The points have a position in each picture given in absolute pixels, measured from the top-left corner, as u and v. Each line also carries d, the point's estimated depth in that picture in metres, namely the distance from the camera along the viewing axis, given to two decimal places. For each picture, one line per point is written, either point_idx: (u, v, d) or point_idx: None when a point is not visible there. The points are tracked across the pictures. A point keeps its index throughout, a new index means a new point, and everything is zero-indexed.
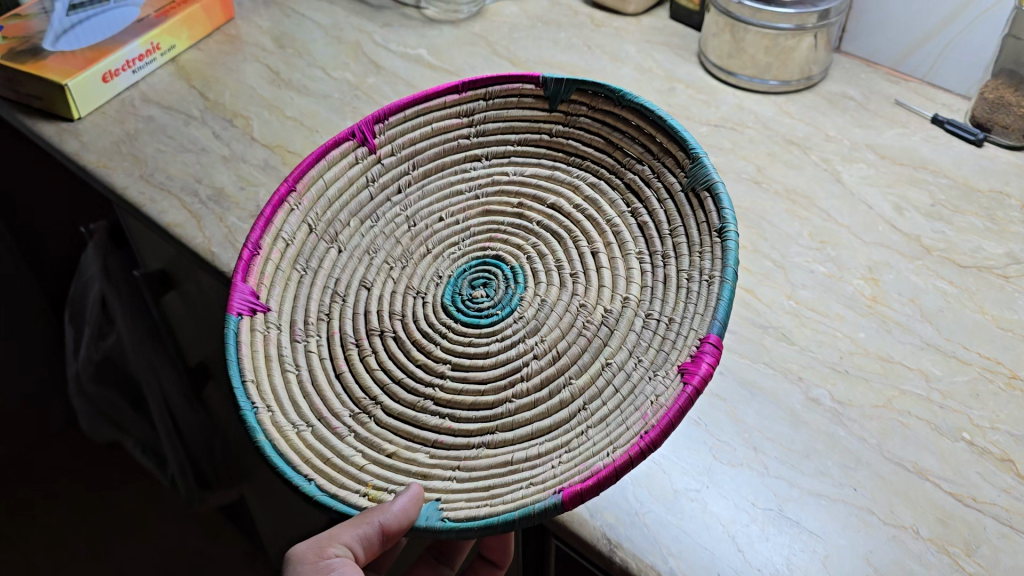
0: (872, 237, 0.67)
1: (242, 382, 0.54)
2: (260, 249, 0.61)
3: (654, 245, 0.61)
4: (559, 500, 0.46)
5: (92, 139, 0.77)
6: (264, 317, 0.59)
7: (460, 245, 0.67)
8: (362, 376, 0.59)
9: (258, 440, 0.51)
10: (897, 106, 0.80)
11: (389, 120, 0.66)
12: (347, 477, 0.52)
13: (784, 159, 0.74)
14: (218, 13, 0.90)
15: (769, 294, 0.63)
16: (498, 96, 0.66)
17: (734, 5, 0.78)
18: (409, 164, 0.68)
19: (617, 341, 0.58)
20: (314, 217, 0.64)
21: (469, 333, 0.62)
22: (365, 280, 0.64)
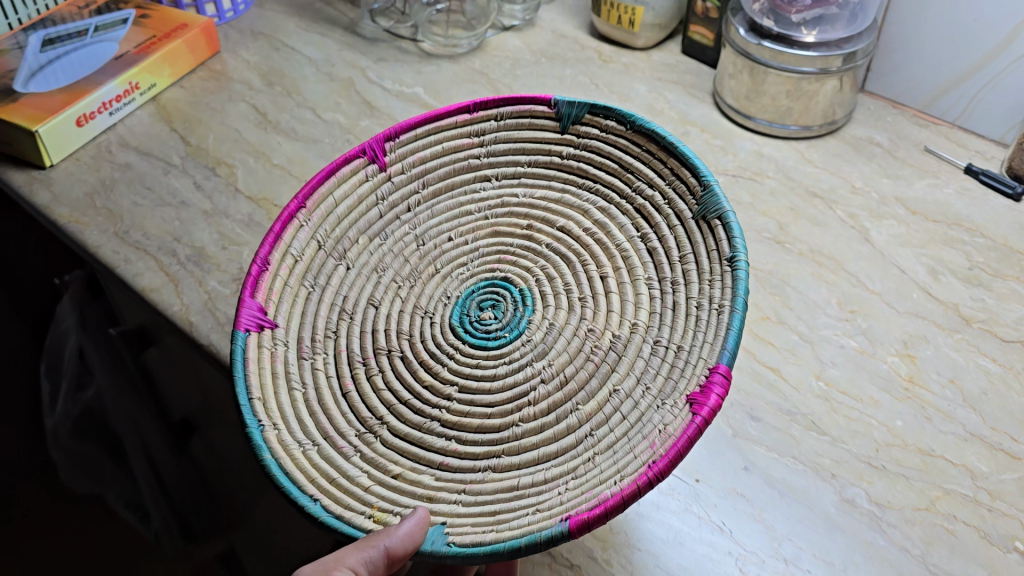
0: (907, 306, 0.62)
1: (247, 396, 0.48)
2: (269, 264, 0.54)
3: (663, 271, 0.54)
4: (565, 529, 0.40)
5: (64, 189, 0.72)
6: (271, 333, 0.52)
7: (468, 265, 0.60)
8: (369, 397, 0.53)
9: (264, 460, 0.45)
10: (927, 153, 0.75)
11: (399, 138, 0.59)
12: (353, 498, 0.46)
13: (808, 216, 0.69)
14: (202, 47, 0.84)
15: (796, 374, 0.58)
16: (509, 116, 0.59)
17: (754, 46, 0.72)
18: (420, 181, 0.61)
19: (625, 366, 0.51)
20: (324, 234, 0.57)
21: (475, 355, 0.55)
22: (373, 297, 0.57)
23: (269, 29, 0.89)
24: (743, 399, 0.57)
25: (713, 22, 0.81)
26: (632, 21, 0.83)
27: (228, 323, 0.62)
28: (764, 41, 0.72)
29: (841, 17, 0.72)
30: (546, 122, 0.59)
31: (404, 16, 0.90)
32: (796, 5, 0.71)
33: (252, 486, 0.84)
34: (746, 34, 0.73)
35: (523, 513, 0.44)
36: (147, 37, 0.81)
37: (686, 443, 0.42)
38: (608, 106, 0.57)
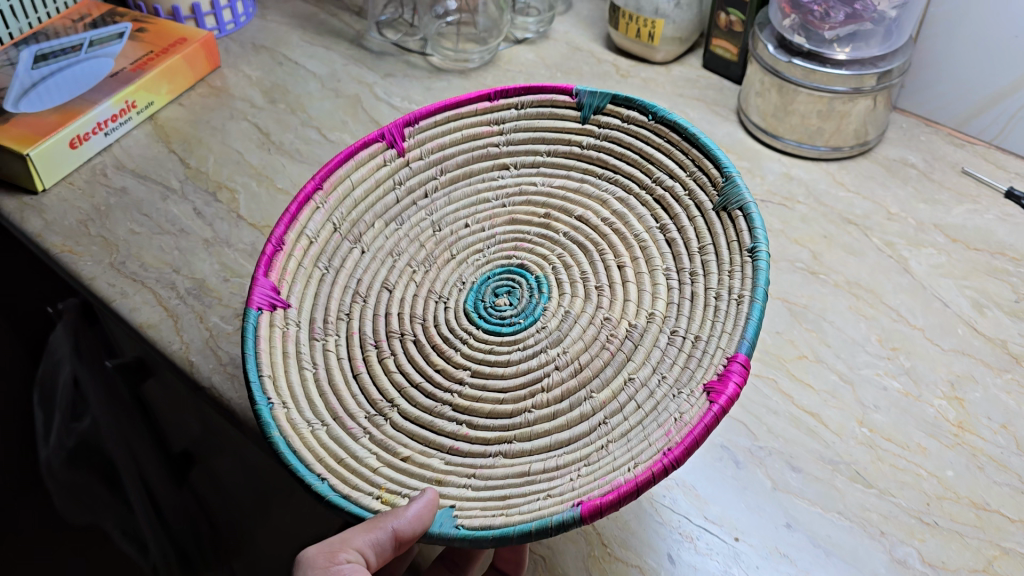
0: (952, 343, 0.59)
1: (257, 373, 0.47)
2: (284, 245, 0.52)
3: (682, 262, 0.52)
4: (577, 514, 0.38)
5: (57, 215, 0.68)
6: (284, 313, 0.51)
7: (484, 252, 0.58)
8: (380, 378, 0.51)
9: (272, 437, 0.44)
10: (965, 175, 0.71)
11: (420, 124, 0.57)
12: (360, 478, 0.45)
13: (842, 243, 0.65)
14: (202, 61, 0.80)
15: (836, 418, 0.55)
16: (532, 105, 0.57)
17: (783, 63, 0.68)
18: (438, 168, 0.59)
19: (640, 356, 0.49)
20: (340, 218, 0.55)
21: (489, 341, 0.53)
22: (387, 282, 0.56)
23: (271, 42, 0.86)
24: (784, 448, 0.53)
25: (737, 36, 0.77)
26: (651, 35, 0.80)
27: (230, 364, 0.58)
28: (794, 58, 0.68)
29: (877, 34, 0.68)
30: (568, 113, 0.57)
31: (411, 27, 0.87)
32: (829, 21, 0.67)
33: (255, 507, 0.80)
34: (775, 51, 0.69)
35: (533, 499, 0.42)
36: (144, 52, 0.77)
37: (703, 431, 0.41)
38: (632, 96, 0.55)
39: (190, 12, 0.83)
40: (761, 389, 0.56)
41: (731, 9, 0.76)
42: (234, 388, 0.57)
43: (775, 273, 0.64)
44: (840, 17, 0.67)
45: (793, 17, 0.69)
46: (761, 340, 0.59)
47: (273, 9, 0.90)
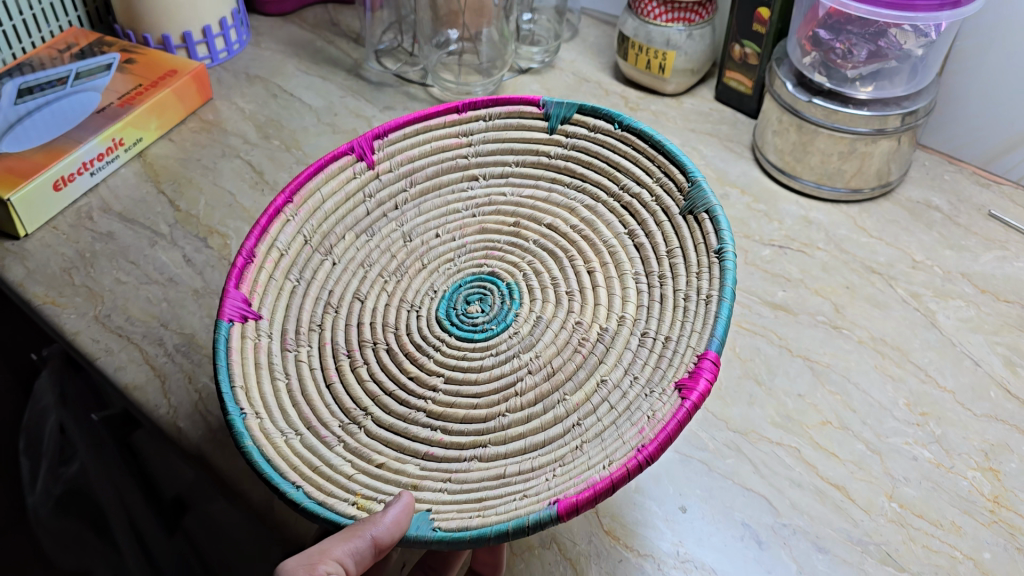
0: (984, 407, 0.56)
1: (229, 382, 0.45)
2: (255, 257, 0.51)
3: (650, 266, 0.52)
4: (553, 513, 0.38)
5: (39, 262, 0.64)
6: (255, 324, 0.49)
7: (455, 261, 0.57)
8: (352, 387, 0.50)
9: (245, 447, 0.42)
10: (992, 219, 0.68)
11: (389, 136, 0.56)
12: (336, 485, 0.43)
13: (865, 295, 0.62)
14: (193, 94, 0.77)
15: (864, 493, 0.51)
16: (501, 117, 0.57)
17: (803, 102, 0.65)
18: (408, 180, 0.58)
19: (611, 359, 0.49)
20: (311, 229, 0.54)
21: (461, 348, 0.52)
22: (359, 292, 0.54)
23: (265, 72, 0.83)
24: (809, 526, 0.50)
25: (752, 69, 0.74)
26: (663, 66, 0.76)
27: (219, 431, 0.55)
28: (814, 98, 0.64)
29: (902, 72, 0.64)
30: (536, 124, 0.57)
31: (411, 56, 0.84)
32: (852, 59, 0.64)
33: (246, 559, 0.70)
34: (794, 89, 0.66)
35: (509, 500, 0.41)
36: (133, 85, 0.74)
37: (676, 426, 0.41)
38: (598, 107, 0.56)
39: (181, 41, 0.79)
40: (783, 459, 0.53)
41: (746, 41, 0.72)
42: (223, 457, 0.54)
43: (796, 327, 0.60)
44: (862, 55, 0.64)
45: (814, 54, 0.66)
46: (782, 403, 0.56)
47: (267, 36, 0.87)
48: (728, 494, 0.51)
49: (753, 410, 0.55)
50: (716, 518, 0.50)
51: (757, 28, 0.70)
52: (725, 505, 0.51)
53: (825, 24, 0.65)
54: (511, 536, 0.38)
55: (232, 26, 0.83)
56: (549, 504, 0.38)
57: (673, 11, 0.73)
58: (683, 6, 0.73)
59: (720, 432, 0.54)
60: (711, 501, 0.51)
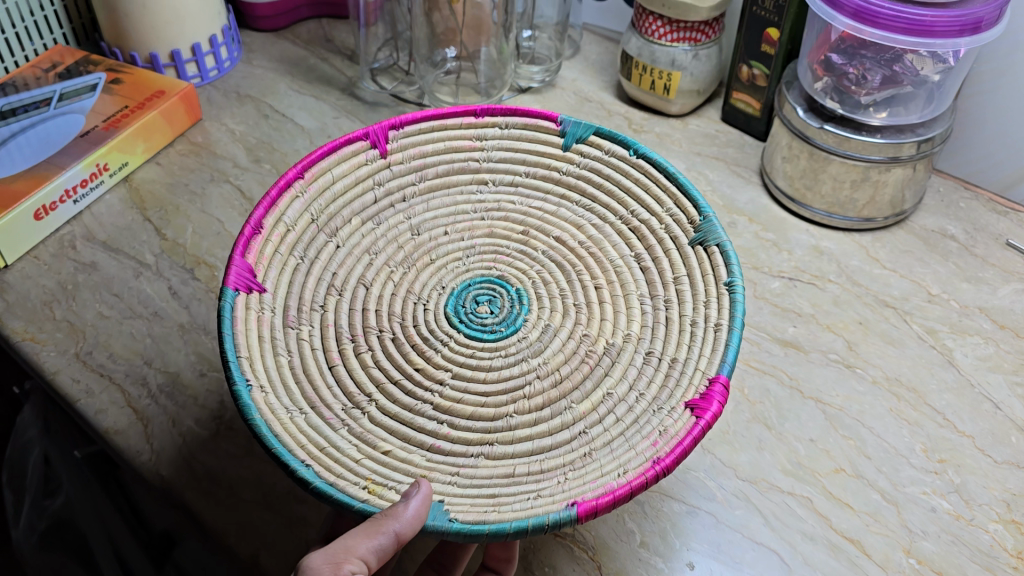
0: (1005, 453, 0.53)
1: (235, 352, 0.43)
2: (262, 229, 0.50)
3: (656, 289, 0.52)
4: (573, 514, 0.38)
5: (19, 295, 0.62)
6: (259, 297, 0.48)
7: (464, 260, 0.55)
8: (356, 371, 0.48)
9: (252, 420, 0.40)
10: (1010, 249, 0.65)
11: (405, 129, 0.56)
12: (343, 468, 0.41)
13: (879, 331, 0.60)
14: (182, 115, 0.74)
15: (880, 546, 0.49)
16: (517, 127, 0.57)
17: (814, 129, 0.62)
18: (417, 175, 0.56)
19: (617, 372, 0.49)
20: (317, 209, 0.53)
21: (470, 345, 0.51)
22: (363, 278, 0.53)
23: (257, 91, 0.80)
24: None
25: (760, 90, 0.71)
26: (668, 87, 0.74)
27: (204, 478, 0.52)
28: (826, 124, 0.62)
29: (917, 97, 0.61)
30: (551, 140, 0.56)
31: (408, 75, 0.82)
32: (865, 85, 0.61)
33: None
34: (804, 115, 0.63)
35: (523, 497, 0.41)
36: (118, 106, 0.71)
37: (691, 441, 0.42)
38: (615, 132, 0.56)
39: (170, 60, 0.77)
40: (795, 510, 0.50)
41: (754, 62, 0.69)
42: (208, 505, 0.51)
43: (807, 366, 0.58)
44: (876, 81, 0.61)
45: (826, 80, 0.63)
46: (794, 449, 0.53)
47: (260, 52, 0.85)
48: (737, 548, 0.49)
49: (763, 456, 0.53)
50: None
51: (766, 49, 0.68)
52: (735, 560, 0.48)
53: (838, 48, 0.63)
54: (528, 534, 0.38)
55: (223, 43, 0.80)
56: (567, 504, 0.38)
57: (679, 31, 0.70)
58: (689, 26, 0.69)
59: (729, 481, 0.52)
60: (721, 555, 0.49)
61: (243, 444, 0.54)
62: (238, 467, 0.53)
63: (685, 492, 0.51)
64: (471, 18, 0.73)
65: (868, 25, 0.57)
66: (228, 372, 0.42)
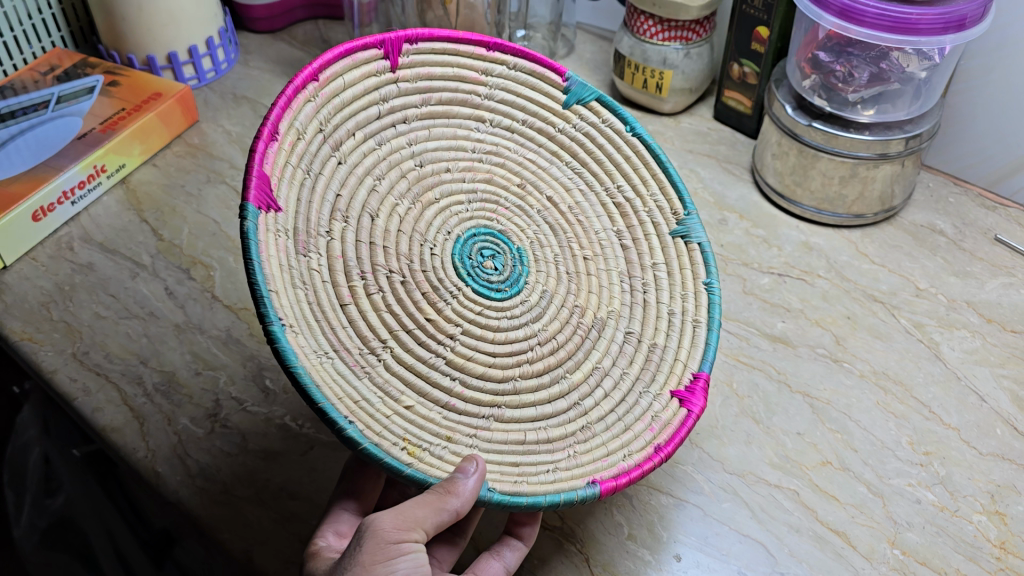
0: (991, 445, 0.54)
1: (266, 285, 0.39)
2: (278, 134, 0.43)
3: (634, 270, 0.54)
4: (597, 491, 0.43)
5: (17, 296, 0.63)
6: (276, 217, 0.41)
7: (467, 205, 0.52)
8: (368, 315, 0.44)
9: (296, 368, 0.37)
10: (998, 244, 0.66)
11: (418, 45, 0.50)
12: (377, 427, 0.40)
13: (867, 326, 0.60)
14: (178, 117, 0.75)
15: (865, 538, 0.49)
16: (524, 72, 0.54)
17: (803, 127, 0.63)
18: (421, 98, 0.51)
19: (601, 346, 0.51)
20: (326, 118, 0.46)
21: (479, 302, 0.49)
22: (368, 206, 0.47)
23: (253, 92, 0.81)
24: None
25: (751, 88, 0.72)
26: (660, 86, 0.74)
27: (199, 476, 0.53)
28: (815, 122, 0.62)
29: (905, 93, 0.62)
30: (554, 94, 0.55)
31: None
32: (853, 82, 0.62)
33: None
34: (793, 112, 0.64)
35: (542, 469, 0.44)
36: (115, 109, 0.72)
37: (684, 433, 0.47)
38: (613, 104, 0.56)
39: (166, 62, 0.78)
40: (781, 503, 0.51)
41: (745, 60, 0.70)
42: (202, 501, 0.52)
43: (795, 361, 0.58)
44: (863, 78, 0.61)
45: (814, 77, 0.64)
46: (781, 443, 0.54)
47: (257, 54, 0.86)
48: (724, 541, 0.49)
49: (751, 449, 0.54)
50: (712, 568, 0.48)
51: (756, 47, 0.68)
52: (722, 551, 0.49)
53: (825, 46, 0.63)
54: (559, 507, 0.42)
55: (220, 45, 0.81)
56: (589, 483, 0.43)
57: (671, 30, 0.70)
58: (680, 25, 0.70)
59: (717, 474, 0.52)
60: (707, 544, 0.49)
61: (237, 442, 0.55)
62: (232, 464, 0.54)
63: (673, 486, 0.52)
64: (464, 19, 0.73)
65: (855, 23, 0.57)
66: (262, 311, 0.38)
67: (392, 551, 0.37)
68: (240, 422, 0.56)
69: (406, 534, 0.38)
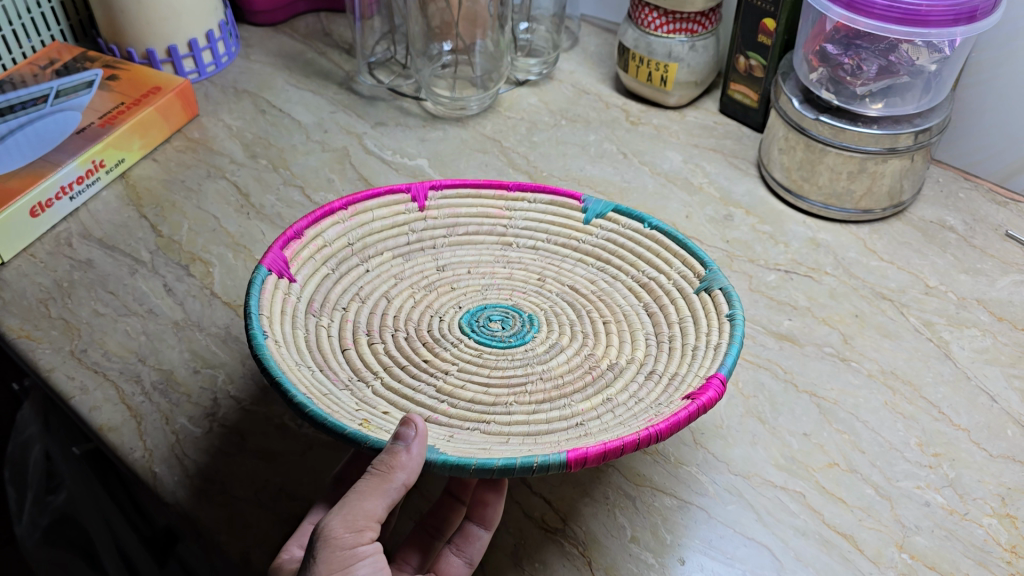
0: (1001, 447, 0.53)
1: (257, 308, 0.45)
2: (301, 236, 0.52)
3: (660, 328, 0.51)
4: (564, 460, 0.38)
5: (15, 293, 0.62)
6: (289, 285, 0.50)
7: (480, 292, 0.56)
8: (366, 354, 0.49)
9: (264, 356, 0.41)
10: (1009, 240, 0.65)
11: (444, 191, 0.58)
12: (343, 410, 0.42)
13: (875, 324, 0.60)
14: (178, 111, 0.74)
15: (873, 542, 0.48)
16: (543, 203, 0.59)
17: (810, 120, 0.62)
18: (448, 230, 0.58)
19: (619, 384, 0.48)
20: (354, 237, 0.55)
21: (478, 350, 0.52)
22: (387, 293, 0.54)
23: (254, 86, 0.80)
24: None
25: (756, 82, 0.71)
26: (664, 79, 0.73)
27: (196, 475, 0.52)
28: (822, 115, 0.61)
29: (914, 87, 0.61)
30: (573, 216, 0.58)
31: (404, 68, 0.83)
32: (862, 75, 0.61)
33: None
34: (800, 105, 0.63)
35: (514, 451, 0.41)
36: (115, 103, 0.71)
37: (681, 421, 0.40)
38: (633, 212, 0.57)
39: (166, 55, 0.77)
40: (787, 505, 0.50)
41: (750, 52, 0.69)
42: (197, 505, 0.51)
43: (801, 359, 0.58)
44: (872, 71, 0.61)
45: (821, 70, 0.63)
46: (787, 444, 0.53)
47: (257, 47, 0.85)
48: (728, 544, 0.49)
49: (756, 451, 0.53)
50: (717, 571, 0.47)
51: (763, 40, 0.67)
52: (726, 554, 0.48)
53: (833, 39, 0.62)
54: (515, 473, 0.37)
55: (220, 39, 0.80)
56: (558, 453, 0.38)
57: (676, 22, 0.69)
58: (685, 17, 0.69)
59: (721, 476, 0.52)
60: (711, 548, 0.48)
61: (236, 440, 0.54)
62: (230, 464, 0.53)
63: (677, 487, 0.51)
64: (466, 11, 0.73)
65: (862, 15, 0.56)
66: (248, 323, 0.43)
67: (349, 557, 0.37)
68: (238, 420, 0.55)
69: (360, 537, 0.37)
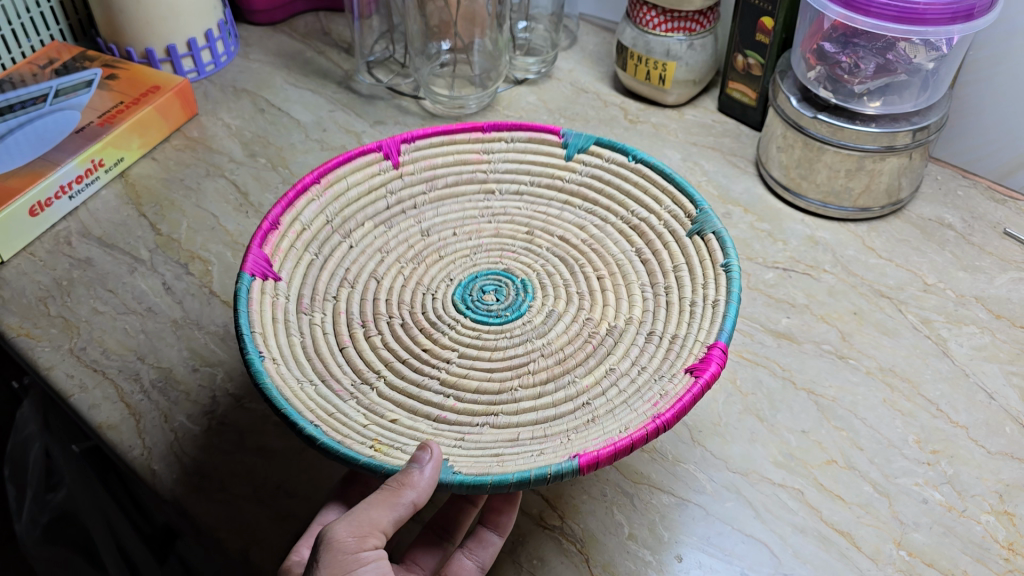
0: (999, 444, 0.53)
1: (249, 327, 0.44)
2: (278, 225, 0.51)
3: (655, 278, 0.52)
4: (576, 465, 0.38)
5: (15, 291, 0.62)
6: (275, 284, 0.49)
7: (472, 257, 0.56)
8: (366, 352, 0.49)
9: (264, 384, 0.41)
10: (1007, 238, 0.65)
11: (416, 142, 0.57)
12: (350, 430, 0.42)
13: (873, 321, 0.60)
14: (177, 110, 0.74)
15: (871, 539, 0.48)
16: (522, 141, 0.58)
17: (809, 119, 0.62)
18: (427, 185, 0.58)
19: (620, 350, 0.49)
20: (331, 213, 0.54)
21: (476, 329, 0.52)
22: (375, 272, 0.54)
23: (252, 85, 0.80)
24: None
25: (754, 80, 0.71)
26: (663, 77, 0.73)
27: (195, 474, 0.52)
28: (820, 114, 0.61)
29: (912, 85, 0.61)
30: (554, 152, 0.58)
31: (403, 68, 0.82)
32: (859, 73, 0.61)
33: None
34: (798, 104, 0.62)
35: (523, 454, 0.41)
36: (114, 102, 0.71)
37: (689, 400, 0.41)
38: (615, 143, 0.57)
39: (165, 55, 0.77)
40: (786, 503, 0.50)
41: (749, 51, 0.69)
42: (197, 504, 0.51)
43: (800, 356, 0.58)
44: (869, 69, 0.61)
45: (819, 69, 0.63)
46: (785, 441, 0.53)
47: (256, 46, 0.85)
48: (727, 541, 0.49)
49: (755, 448, 0.53)
50: (716, 569, 0.47)
51: (761, 38, 0.67)
52: (726, 551, 0.48)
53: (831, 37, 0.62)
54: (531, 485, 0.37)
55: (219, 38, 0.80)
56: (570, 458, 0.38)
57: (674, 21, 0.69)
58: (684, 16, 0.69)
59: (720, 473, 0.52)
60: (710, 546, 0.48)
61: (234, 439, 0.54)
62: (230, 462, 0.53)
63: (676, 485, 0.51)
64: (465, 10, 0.73)
65: (861, 14, 0.56)
66: (242, 344, 0.42)
67: (350, 562, 0.37)
68: (237, 419, 0.55)
69: (362, 543, 0.37)
